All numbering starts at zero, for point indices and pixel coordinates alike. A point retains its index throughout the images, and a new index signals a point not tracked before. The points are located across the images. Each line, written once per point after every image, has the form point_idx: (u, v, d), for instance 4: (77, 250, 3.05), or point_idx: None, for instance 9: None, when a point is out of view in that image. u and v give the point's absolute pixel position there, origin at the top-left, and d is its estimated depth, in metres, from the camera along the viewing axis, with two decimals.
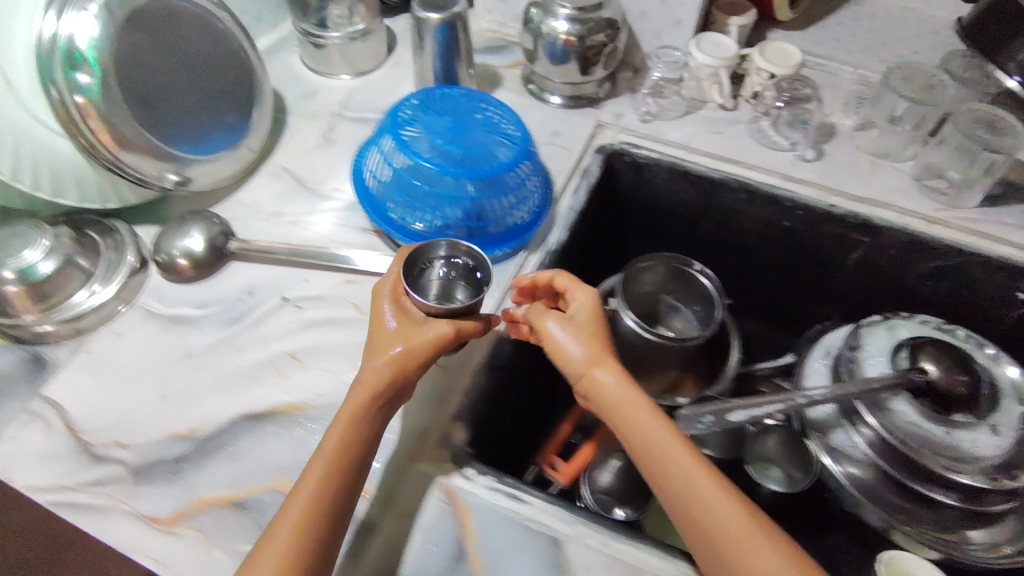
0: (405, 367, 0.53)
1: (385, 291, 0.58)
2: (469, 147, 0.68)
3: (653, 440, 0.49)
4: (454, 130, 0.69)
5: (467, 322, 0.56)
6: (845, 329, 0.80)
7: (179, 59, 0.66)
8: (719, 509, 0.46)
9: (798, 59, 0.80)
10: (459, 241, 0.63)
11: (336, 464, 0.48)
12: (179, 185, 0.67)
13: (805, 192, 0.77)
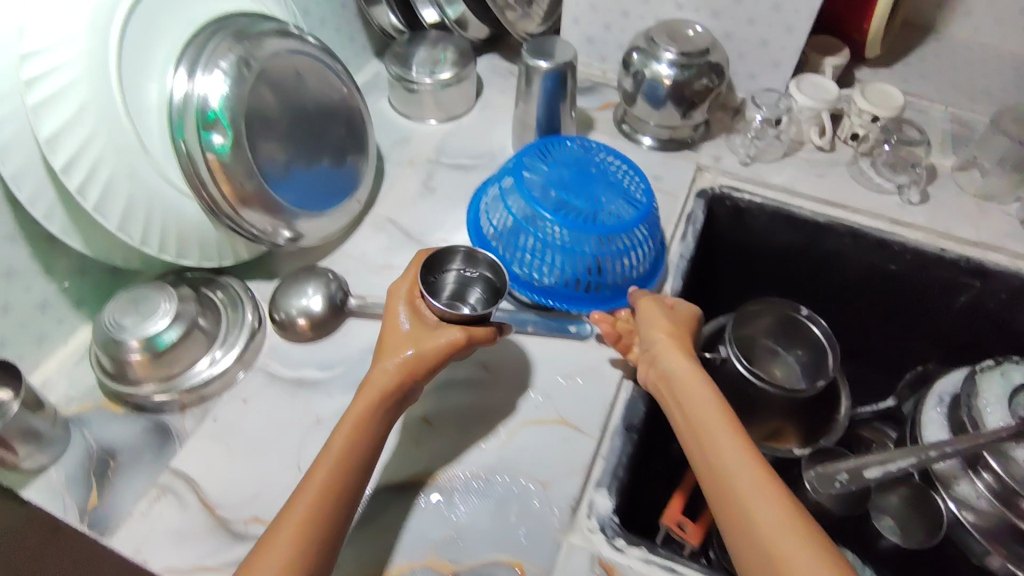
0: (416, 370, 0.53)
1: (400, 293, 0.57)
2: (594, 201, 0.68)
3: (711, 426, 0.50)
4: (577, 182, 0.69)
5: (480, 327, 0.56)
6: (957, 374, 0.78)
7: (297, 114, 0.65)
8: (762, 498, 0.45)
9: (900, 102, 0.79)
10: (476, 250, 0.62)
11: (360, 447, 0.48)
12: (291, 241, 0.65)
13: (914, 236, 0.76)
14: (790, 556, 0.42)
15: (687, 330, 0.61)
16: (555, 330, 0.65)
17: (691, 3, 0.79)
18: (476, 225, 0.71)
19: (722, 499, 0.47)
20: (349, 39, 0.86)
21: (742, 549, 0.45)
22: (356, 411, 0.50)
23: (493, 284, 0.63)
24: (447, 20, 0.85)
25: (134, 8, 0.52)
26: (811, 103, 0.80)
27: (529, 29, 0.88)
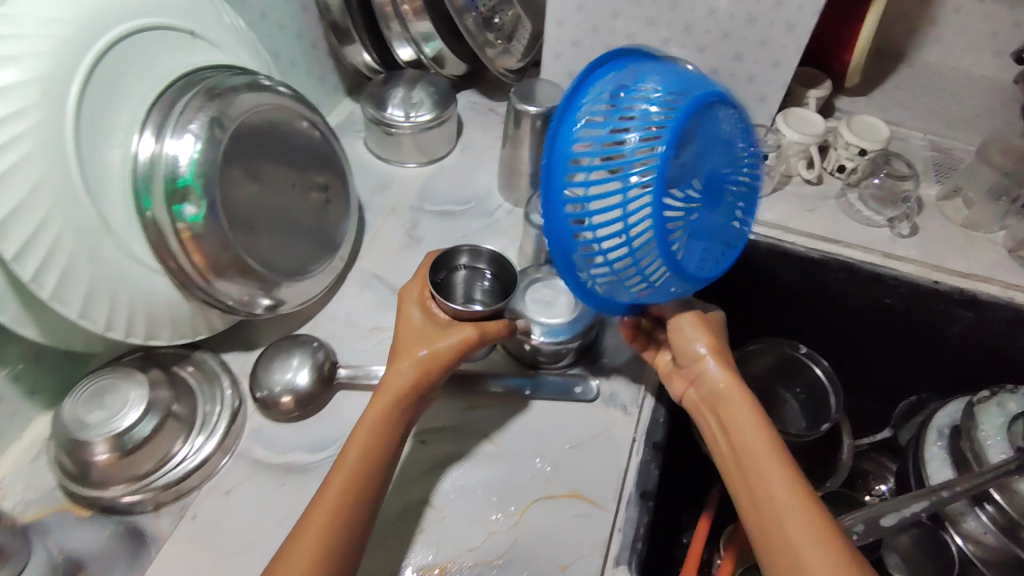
0: (429, 370, 0.53)
1: (411, 294, 0.57)
2: (714, 211, 0.46)
3: (754, 448, 0.49)
4: (720, 155, 0.45)
5: (491, 324, 0.56)
6: (955, 407, 0.77)
7: (268, 169, 0.60)
8: (805, 530, 0.44)
9: (887, 135, 0.78)
10: (480, 247, 0.63)
11: (373, 471, 0.47)
12: (270, 309, 0.60)
13: (905, 268, 0.75)
14: None
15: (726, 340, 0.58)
16: (558, 393, 0.61)
17: (676, 39, 0.77)
18: (559, 135, 0.46)
19: (762, 526, 0.46)
20: (319, 79, 0.81)
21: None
22: (367, 430, 0.49)
23: (500, 279, 0.64)
24: (423, 58, 0.81)
25: (95, 68, 0.47)
26: (800, 138, 0.78)
27: (508, 65, 0.85)
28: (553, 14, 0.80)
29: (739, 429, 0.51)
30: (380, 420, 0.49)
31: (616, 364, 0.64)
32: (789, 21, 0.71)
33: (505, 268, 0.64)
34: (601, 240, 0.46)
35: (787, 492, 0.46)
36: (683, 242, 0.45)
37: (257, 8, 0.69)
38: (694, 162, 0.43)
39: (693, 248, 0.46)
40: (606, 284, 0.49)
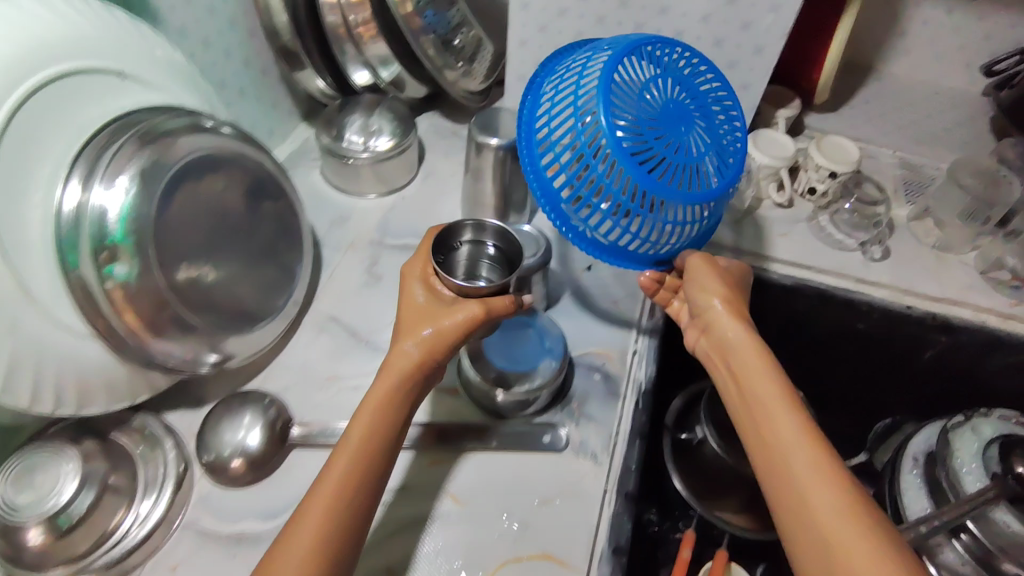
0: (435, 350, 0.52)
1: (414, 272, 0.56)
2: (683, 139, 0.49)
3: (761, 395, 0.49)
4: (664, 86, 0.50)
5: (497, 300, 0.54)
6: (928, 433, 0.76)
7: (210, 214, 0.56)
8: (811, 469, 0.43)
9: (857, 157, 0.76)
10: (485, 221, 0.62)
11: (378, 442, 0.48)
12: (218, 365, 0.56)
13: (877, 293, 0.73)
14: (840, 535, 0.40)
15: (738, 291, 0.57)
16: (524, 444, 0.58)
17: None
18: (525, 121, 0.56)
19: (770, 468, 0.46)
20: (271, 105, 0.77)
21: (785, 520, 0.43)
22: (371, 406, 0.49)
23: (505, 254, 0.63)
24: (380, 83, 0.78)
25: (20, 108, 0.43)
26: (770, 162, 0.76)
27: (470, 87, 0.81)
28: (515, 35, 0.77)
29: (750, 373, 0.50)
30: (386, 397, 0.50)
31: (586, 409, 0.61)
32: (757, 43, 0.69)
33: (510, 243, 0.62)
34: (589, 181, 0.50)
35: (795, 433, 0.46)
36: (651, 161, 0.48)
37: (198, 36, 0.64)
38: (635, 96, 0.49)
39: (670, 168, 0.49)
40: (601, 229, 0.53)
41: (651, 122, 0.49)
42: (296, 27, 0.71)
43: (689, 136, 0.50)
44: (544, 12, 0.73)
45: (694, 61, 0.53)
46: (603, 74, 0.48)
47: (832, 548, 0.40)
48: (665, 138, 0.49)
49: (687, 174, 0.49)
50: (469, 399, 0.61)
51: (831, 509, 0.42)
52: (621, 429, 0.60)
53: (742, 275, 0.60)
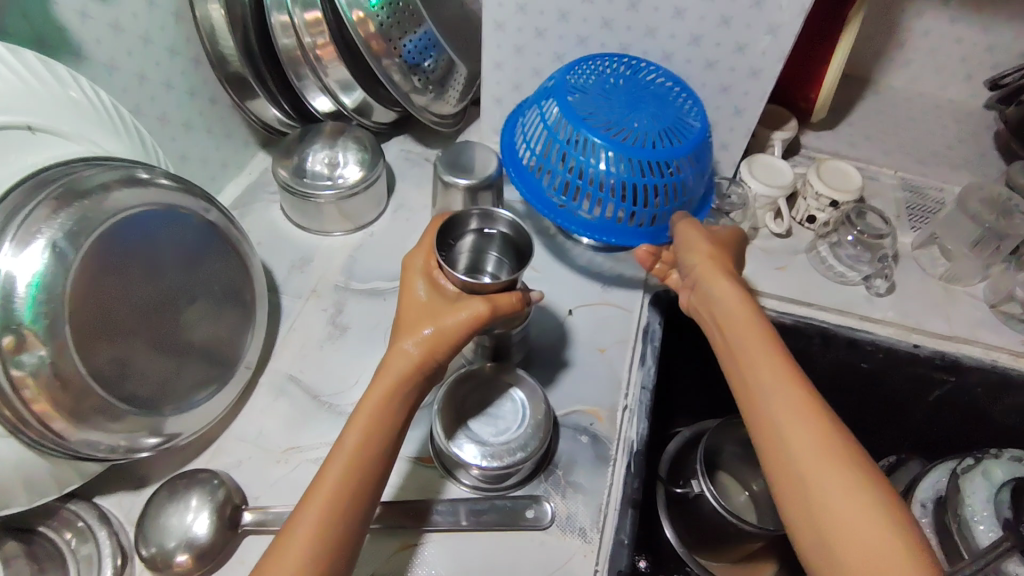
0: (437, 348, 0.48)
1: (415, 264, 0.52)
2: (649, 123, 0.59)
3: (741, 333, 0.48)
4: (609, 85, 0.62)
5: (503, 296, 0.50)
6: (938, 476, 0.70)
7: (142, 278, 0.50)
8: (788, 402, 0.43)
9: (859, 183, 0.71)
10: (493, 211, 0.58)
11: (384, 424, 0.46)
12: (161, 446, 0.51)
13: (882, 332, 0.68)
14: (813, 464, 0.40)
15: (727, 248, 0.57)
16: (506, 522, 0.53)
17: None
18: (508, 146, 0.65)
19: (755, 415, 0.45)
20: (225, 136, 0.71)
21: (772, 465, 0.42)
22: (374, 400, 0.46)
23: (513, 246, 0.60)
24: (344, 111, 0.72)
25: None
26: (767, 190, 0.71)
27: (443, 112, 0.75)
28: (489, 57, 0.71)
29: (734, 325, 0.49)
30: (388, 393, 0.46)
31: (572, 477, 0.56)
32: (752, 67, 0.63)
33: (519, 235, 0.59)
34: (576, 167, 0.59)
35: (771, 368, 0.45)
36: (626, 138, 0.58)
37: (132, 69, 0.59)
38: (589, 97, 0.60)
39: (645, 140, 0.58)
40: (603, 214, 0.61)
41: (609, 111, 0.60)
42: (247, 53, 0.65)
43: (646, 112, 0.60)
44: (521, 33, 0.68)
45: (635, 61, 0.65)
46: (554, 90, 0.61)
47: (822, 493, 0.39)
48: (625, 115, 0.59)
49: (657, 137, 0.59)
50: (445, 468, 0.55)
51: (820, 453, 0.41)
52: (611, 500, 0.55)
53: (733, 237, 0.60)
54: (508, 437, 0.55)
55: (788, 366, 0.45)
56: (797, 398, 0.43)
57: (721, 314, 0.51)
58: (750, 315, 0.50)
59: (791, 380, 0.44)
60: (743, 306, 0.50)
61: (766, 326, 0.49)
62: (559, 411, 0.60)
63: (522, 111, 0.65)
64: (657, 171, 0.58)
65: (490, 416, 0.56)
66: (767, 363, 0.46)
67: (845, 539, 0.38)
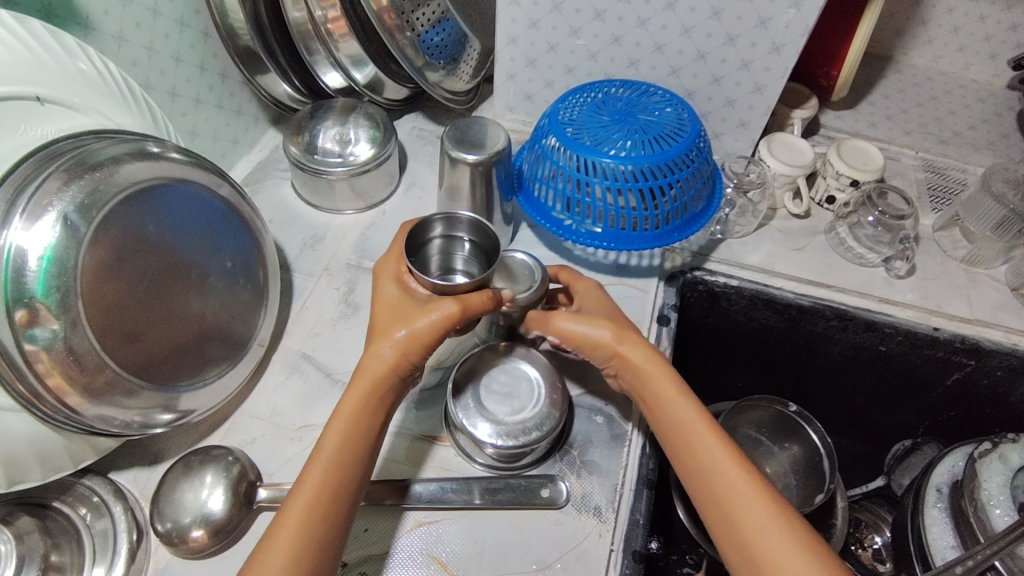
0: (411, 351, 0.50)
1: (386, 270, 0.55)
2: (639, 133, 0.61)
3: (679, 412, 0.49)
4: (605, 105, 0.64)
5: (474, 296, 0.51)
6: (954, 460, 0.69)
7: (137, 280, 0.48)
8: (735, 483, 0.45)
9: (881, 163, 0.69)
10: (455, 213, 0.58)
11: (361, 431, 0.47)
12: (175, 422, 0.51)
13: (902, 314, 0.67)
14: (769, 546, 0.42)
15: (612, 311, 0.55)
16: (520, 501, 0.52)
17: (645, 59, 0.68)
18: (518, 178, 0.68)
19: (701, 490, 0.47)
20: (235, 112, 0.70)
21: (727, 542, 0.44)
22: (343, 415, 0.48)
23: (480, 243, 0.59)
24: (355, 87, 0.71)
25: None
26: (786, 170, 0.70)
27: (456, 89, 0.74)
28: (504, 31, 0.70)
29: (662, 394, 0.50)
30: (363, 400, 0.48)
31: (588, 457, 0.56)
32: (775, 41, 0.62)
33: (484, 232, 0.58)
34: (581, 187, 0.61)
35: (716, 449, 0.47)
36: (621, 150, 0.60)
37: (141, 42, 0.58)
38: (586, 127, 0.62)
39: (637, 149, 0.60)
40: (612, 226, 0.62)
41: (602, 125, 0.62)
42: (257, 25, 0.64)
43: (649, 137, 0.61)
44: (536, 7, 0.66)
45: (626, 82, 0.67)
46: (551, 125, 0.63)
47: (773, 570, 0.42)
48: (622, 131, 0.61)
49: (662, 163, 0.59)
50: (459, 447, 0.55)
51: (768, 530, 0.43)
52: (626, 480, 0.54)
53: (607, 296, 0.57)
54: (522, 418, 0.54)
55: (722, 439, 0.47)
56: (739, 475, 0.45)
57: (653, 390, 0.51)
58: (678, 387, 0.50)
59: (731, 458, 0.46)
60: (673, 381, 0.50)
61: (694, 397, 0.50)
62: (575, 391, 0.60)
63: (529, 142, 0.68)
64: (663, 197, 0.60)
65: (503, 395, 0.55)
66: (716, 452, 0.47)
67: None
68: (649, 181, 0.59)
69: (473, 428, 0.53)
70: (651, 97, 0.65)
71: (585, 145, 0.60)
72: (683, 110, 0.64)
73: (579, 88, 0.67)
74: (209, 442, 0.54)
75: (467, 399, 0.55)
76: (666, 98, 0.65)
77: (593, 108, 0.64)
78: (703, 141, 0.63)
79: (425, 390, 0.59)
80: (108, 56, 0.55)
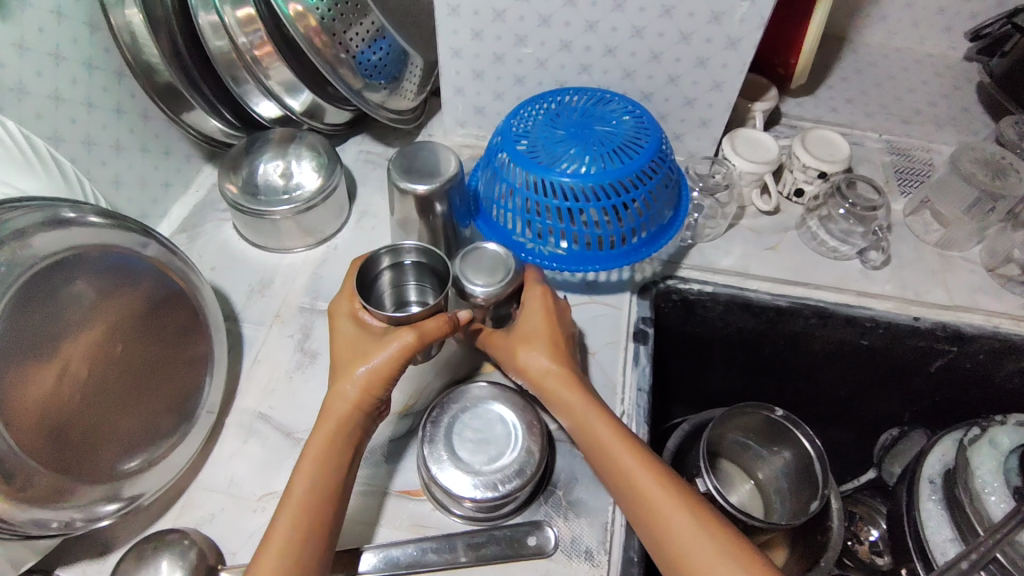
0: (372, 388, 0.47)
1: (340, 310, 0.51)
2: (598, 146, 0.58)
3: (596, 433, 0.48)
4: (560, 116, 0.61)
5: (431, 320, 0.48)
6: (945, 449, 0.67)
7: (67, 360, 0.43)
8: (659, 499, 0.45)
9: (847, 153, 0.67)
10: (400, 244, 0.54)
11: (326, 480, 0.45)
12: (122, 510, 0.46)
13: (880, 306, 0.65)
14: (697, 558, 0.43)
15: (551, 319, 0.53)
16: (506, 553, 0.49)
17: (597, 63, 0.64)
18: (473, 198, 0.63)
19: (630, 507, 0.46)
20: (163, 153, 0.65)
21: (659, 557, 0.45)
22: (310, 456, 0.45)
23: (430, 269, 0.56)
24: (292, 116, 0.66)
25: None
26: (752, 167, 0.67)
27: (400, 108, 0.70)
28: (447, 44, 0.65)
29: (578, 417, 0.50)
30: (329, 441, 0.46)
31: (574, 496, 0.52)
32: (730, 36, 0.59)
33: (434, 258, 0.55)
34: (540, 208, 0.57)
35: (636, 467, 0.46)
36: (579, 166, 0.57)
37: (45, 91, 0.52)
38: (541, 142, 0.59)
39: (597, 164, 0.57)
40: (577, 246, 0.58)
41: (558, 140, 0.58)
42: (176, 59, 0.59)
43: (609, 150, 0.58)
44: (477, 17, 0.62)
45: (580, 90, 0.63)
46: (503, 141, 0.59)
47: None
48: (578, 144, 0.58)
49: (625, 177, 0.56)
50: (434, 499, 0.51)
51: (695, 542, 0.43)
52: (616, 515, 0.51)
53: (542, 295, 0.54)
54: (503, 463, 0.51)
55: (640, 455, 0.47)
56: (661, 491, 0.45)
57: (570, 412, 0.50)
58: (595, 407, 0.50)
59: (650, 474, 0.46)
60: (585, 401, 0.50)
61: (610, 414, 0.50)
62: (553, 424, 0.56)
63: (481, 160, 0.64)
64: (627, 213, 0.57)
65: (476, 441, 0.52)
66: (649, 486, 0.45)
67: None
68: (613, 198, 0.56)
69: (449, 480, 0.50)
70: (608, 105, 0.62)
71: (541, 163, 0.57)
72: (642, 115, 0.61)
73: (531, 100, 0.63)
74: (163, 523, 0.50)
75: (438, 448, 0.51)
76: (624, 105, 0.62)
77: (547, 121, 0.60)
78: (666, 147, 0.60)
79: (395, 440, 0.55)
80: (8, 111, 0.50)
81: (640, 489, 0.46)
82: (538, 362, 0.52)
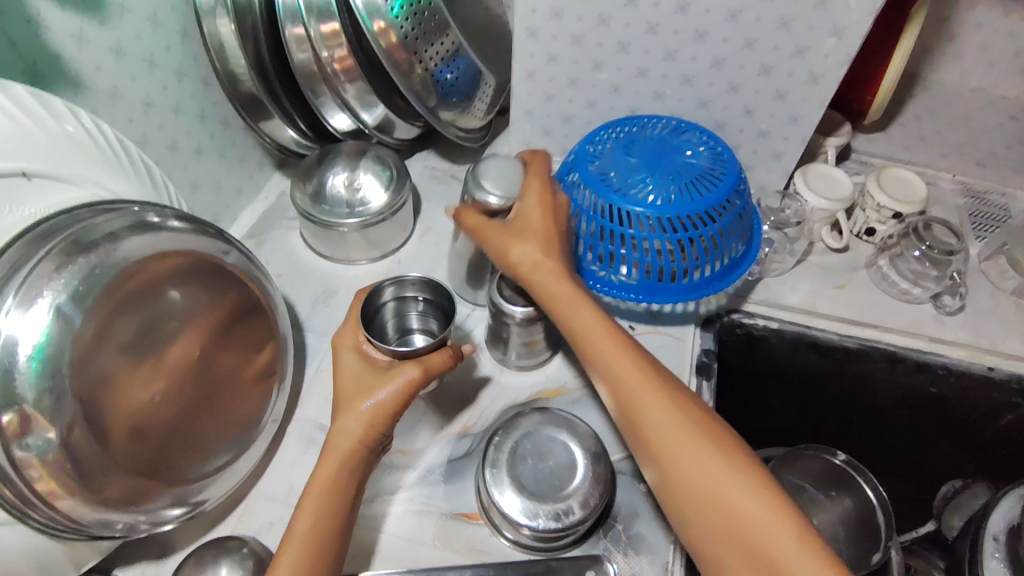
0: (377, 423, 0.46)
1: (344, 343, 0.50)
2: (672, 176, 0.57)
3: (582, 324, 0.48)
4: (635, 143, 0.60)
5: (435, 356, 0.48)
6: (1012, 504, 0.63)
7: (148, 364, 0.44)
8: (648, 397, 0.44)
9: (924, 194, 0.66)
10: (405, 276, 0.56)
11: (334, 506, 0.44)
12: (188, 515, 0.46)
13: (952, 354, 0.63)
14: (680, 454, 0.42)
15: (548, 211, 0.51)
16: None
17: (672, 91, 0.64)
18: None
19: (619, 404, 0.46)
20: (238, 160, 0.66)
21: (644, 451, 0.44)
22: (316, 487, 0.44)
23: (435, 302, 0.57)
24: (365, 129, 0.67)
25: None
26: (825, 204, 0.66)
27: (469, 126, 0.70)
28: (521, 65, 0.65)
29: (567, 310, 0.49)
30: (335, 476, 0.45)
31: (633, 531, 0.51)
32: (812, 71, 0.58)
33: (439, 291, 0.57)
34: (610, 234, 0.56)
35: (624, 361, 0.46)
36: (652, 195, 0.56)
37: (136, 96, 0.54)
38: (615, 169, 0.58)
39: (671, 194, 0.56)
40: (643, 276, 0.58)
41: (632, 166, 0.58)
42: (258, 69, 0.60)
43: (684, 181, 0.57)
44: (555, 40, 0.62)
45: (657, 119, 0.63)
46: (577, 162, 0.60)
47: (686, 474, 0.42)
48: (653, 173, 0.57)
49: (700, 211, 0.56)
50: (491, 522, 0.51)
51: (679, 437, 0.43)
52: (677, 557, 0.50)
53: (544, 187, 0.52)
54: (566, 493, 0.50)
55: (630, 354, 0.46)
56: (652, 393, 0.44)
57: (560, 304, 0.49)
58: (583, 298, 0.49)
59: (640, 371, 0.45)
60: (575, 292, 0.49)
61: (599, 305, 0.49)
62: (616, 454, 0.55)
63: None
64: (700, 247, 0.56)
65: (535, 467, 0.51)
66: (639, 384, 0.45)
67: (711, 513, 0.41)
68: (686, 230, 0.56)
69: (508, 506, 0.49)
70: (683, 135, 0.61)
71: (614, 189, 0.56)
72: (719, 148, 0.60)
73: (607, 124, 0.62)
74: (222, 530, 0.50)
75: (497, 470, 0.51)
76: (699, 136, 0.61)
77: (622, 146, 0.60)
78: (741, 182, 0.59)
79: (455, 460, 0.55)
80: (101, 114, 0.51)
81: (626, 382, 0.45)
82: (530, 253, 0.50)
